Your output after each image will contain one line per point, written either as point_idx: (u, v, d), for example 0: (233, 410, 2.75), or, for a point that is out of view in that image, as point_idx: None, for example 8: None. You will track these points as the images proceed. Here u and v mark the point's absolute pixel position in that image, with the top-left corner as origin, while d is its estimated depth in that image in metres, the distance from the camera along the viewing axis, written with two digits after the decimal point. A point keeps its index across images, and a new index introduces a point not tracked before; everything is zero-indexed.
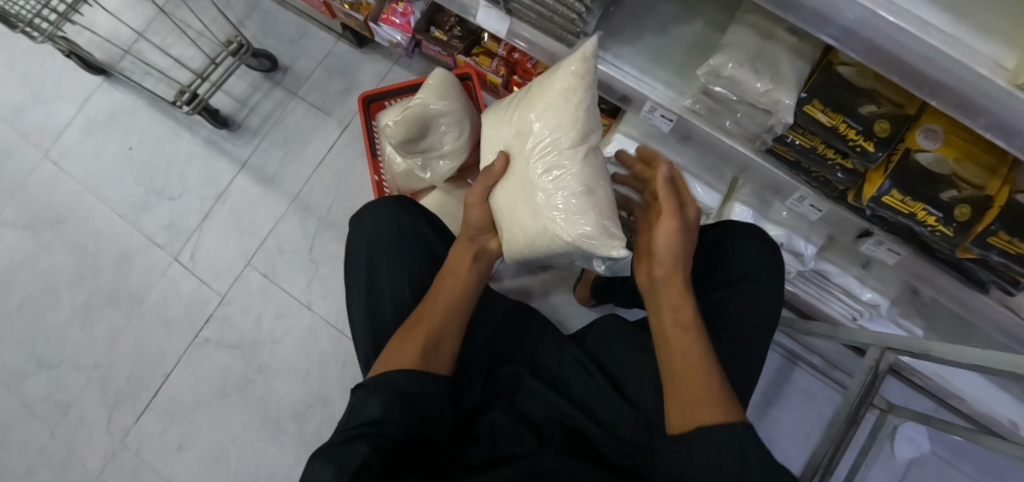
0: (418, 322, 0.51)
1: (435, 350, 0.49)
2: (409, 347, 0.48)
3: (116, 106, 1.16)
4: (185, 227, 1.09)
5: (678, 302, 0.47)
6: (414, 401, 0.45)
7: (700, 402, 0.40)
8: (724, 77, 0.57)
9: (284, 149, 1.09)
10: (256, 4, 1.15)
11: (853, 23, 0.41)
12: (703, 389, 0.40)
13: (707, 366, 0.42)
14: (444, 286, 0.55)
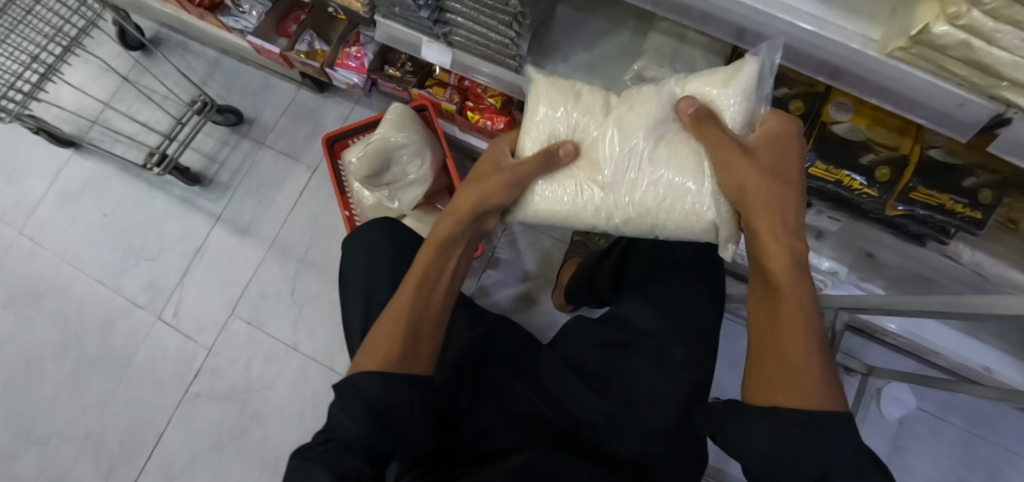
0: (408, 311, 0.48)
1: (421, 341, 0.47)
2: (385, 337, 0.46)
3: (88, 176, 1.18)
4: (166, 284, 1.10)
5: (782, 261, 0.39)
6: (393, 411, 0.42)
7: (791, 389, 0.36)
8: (646, 79, 0.60)
9: (258, 197, 1.12)
10: (217, 63, 1.21)
11: (755, 24, 0.46)
12: (783, 364, 0.37)
13: (804, 342, 0.37)
14: (429, 277, 0.50)
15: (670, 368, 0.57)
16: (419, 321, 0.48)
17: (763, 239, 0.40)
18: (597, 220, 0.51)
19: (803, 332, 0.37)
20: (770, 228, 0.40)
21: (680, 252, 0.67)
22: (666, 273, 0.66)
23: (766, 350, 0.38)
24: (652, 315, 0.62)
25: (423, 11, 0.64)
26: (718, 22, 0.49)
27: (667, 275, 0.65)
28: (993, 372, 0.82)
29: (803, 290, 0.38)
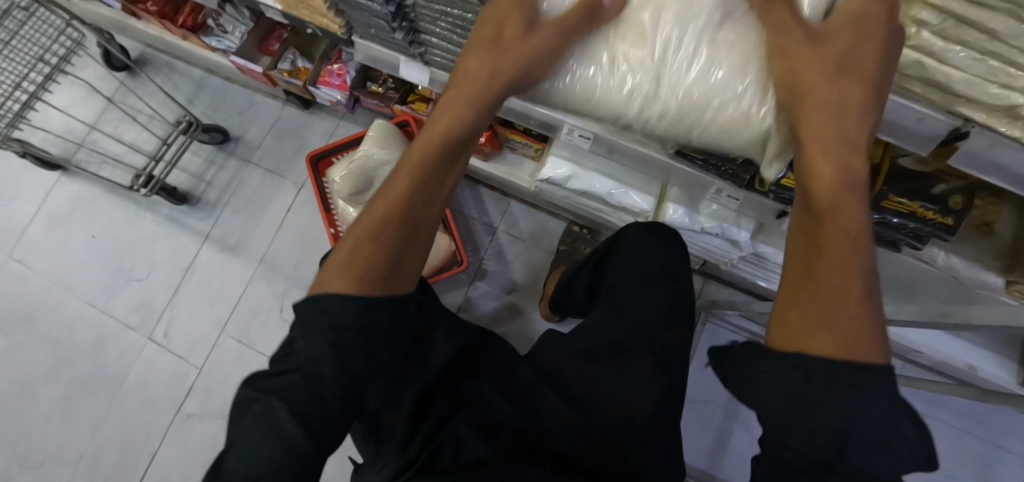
0: (381, 228, 0.36)
1: (396, 271, 0.36)
2: (357, 257, 0.35)
3: (77, 197, 1.18)
4: (156, 304, 1.11)
5: (840, 178, 0.30)
6: (366, 353, 0.34)
7: (831, 339, 0.27)
8: None
9: (245, 215, 1.13)
10: (203, 82, 1.22)
11: None
12: (830, 300, 0.28)
13: (848, 275, 0.28)
14: (412, 186, 0.37)
15: (637, 378, 0.57)
16: (394, 243, 0.36)
17: (812, 147, 0.31)
18: (623, 107, 0.39)
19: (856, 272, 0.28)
20: (839, 145, 0.30)
21: (648, 268, 0.69)
22: (633, 288, 0.67)
23: (809, 276, 0.29)
24: (621, 328, 0.63)
25: (398, 32, 0.65)
26: None
27: (634, 290, 0.67)
28: (977, 370, 0.82)
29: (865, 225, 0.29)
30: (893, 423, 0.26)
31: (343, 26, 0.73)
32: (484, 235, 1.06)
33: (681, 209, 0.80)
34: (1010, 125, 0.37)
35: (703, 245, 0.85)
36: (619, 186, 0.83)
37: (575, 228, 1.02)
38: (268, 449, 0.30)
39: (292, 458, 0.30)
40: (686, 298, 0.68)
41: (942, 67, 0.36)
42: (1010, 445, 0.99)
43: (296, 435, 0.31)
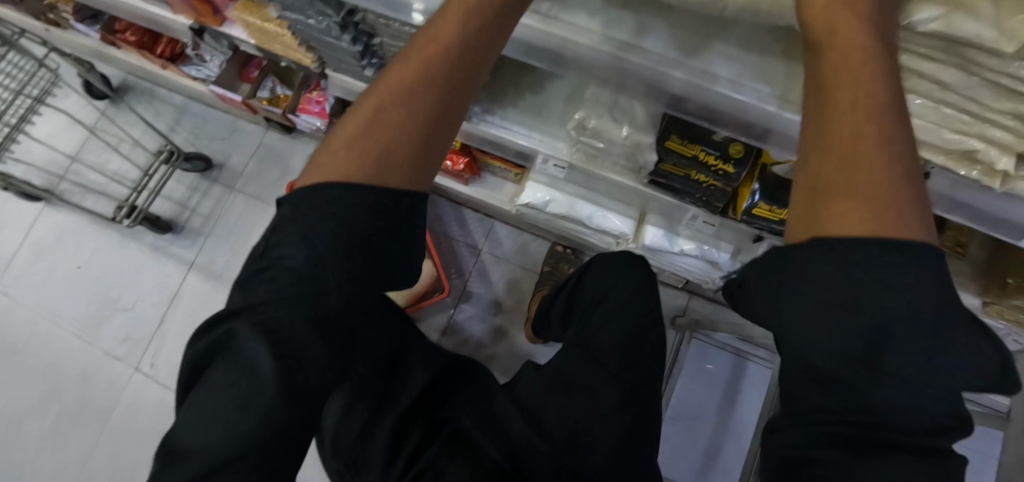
0: (378, 121, 0.35)
1: (402, 165, 0.35)
2: (355, 145, 0.35)
3: (61, 228, 1.18)
4: (143, 335, 1.11)
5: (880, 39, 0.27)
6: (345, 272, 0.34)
7: (865, 203, 0.24)
8: (588, 128, 0.61)
9: (230, 243, 1.14)
10: (185, 109, 1.22)
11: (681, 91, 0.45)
12: (860, 161, 0.25)
13: (874, 150, 0.25)
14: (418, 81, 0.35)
15: (603, 415, 0.56)
16: (399, 138, 0.35)
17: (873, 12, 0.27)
18: None
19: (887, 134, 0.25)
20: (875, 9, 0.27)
21: (615, 298, 0.69)
22: (599, 318, 0.67)
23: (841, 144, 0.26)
24: (581, 357, 0.62)
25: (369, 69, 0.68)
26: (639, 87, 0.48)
27: (599, 319, 0.67)
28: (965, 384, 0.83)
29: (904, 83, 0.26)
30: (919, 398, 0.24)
31: (315, 61, 0.74)
32: (468, 257, 1.08)
33: (660, 231, 0.80)
34: (965, 166, 0.38)
35: (686, 266, 0.85)
36: (598, 209, 0.83)
37: (558, 248, 1.03)
38: (243, 388, 0.32)
39: (261, 402, 0.32)
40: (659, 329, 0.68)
41: None
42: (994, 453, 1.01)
43: (269, 379, 0.32)
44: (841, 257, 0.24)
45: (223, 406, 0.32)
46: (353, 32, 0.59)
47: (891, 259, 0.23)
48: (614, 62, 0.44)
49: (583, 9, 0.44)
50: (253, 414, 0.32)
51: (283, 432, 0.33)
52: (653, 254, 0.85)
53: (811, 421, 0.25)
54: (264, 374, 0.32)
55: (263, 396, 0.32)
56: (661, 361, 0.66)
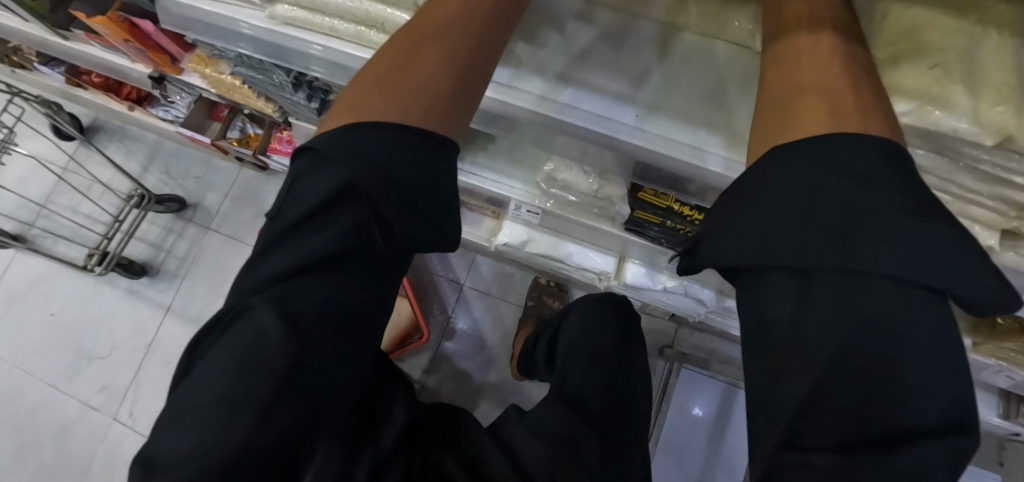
0: (400, 61, 0.34)
1: (432, 99, 0.34)
2: (380, 83, 0.34)
3: (33, 275, 1.15)
4: (121, 384, 1.08)
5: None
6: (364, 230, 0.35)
7: (829, 109, 0.26)
8: (558, 181, 0.58)
9: (207, 285, 1.12)
10: (156, 148, 1.20)
11: (647, 158, 0.42)
12: (818, 73, 0.27)
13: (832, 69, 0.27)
14: (442, 15, 0.35)
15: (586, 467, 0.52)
16: (432, 72, 0.34)
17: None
18: None
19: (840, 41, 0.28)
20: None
21: (598, 347, 0.66)
22: (579, 367, 0.63)
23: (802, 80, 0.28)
24: (560, 409, 0.57)
25: None
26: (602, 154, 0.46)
27: (579, 369, 0.63)
28: None
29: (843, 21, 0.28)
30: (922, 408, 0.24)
31: (275, 111, 0.73)
32: (449, 291, 1.09)
33: (642, 269, 0.78)
34: None
35: (670, 302, 0.83)
36: (576, 247, 0.80)
37: (540, 280, 1.05)
38: (233, 369, 0.33)
39: (256, 392, 0.33)
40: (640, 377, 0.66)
41: None
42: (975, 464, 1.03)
43: (276, 363, 0.34)
44: (802, 197, 0.26)
45: (221, 397, 0.33)
46: (308, 90, 0.57)
47: (868, 162, 0.25)
48: (576, 130, 0.41)
49: (540, 74, 0.41)
50: (253, 410, 0.33)
51: (284, 425, 0.35)
52: (636, 292, 0.83)
53: (809, 419, 0.27)
54: (275, 360, 0.34)
55: (265, 388, 0.33)
56: (643, 415, 0.63)
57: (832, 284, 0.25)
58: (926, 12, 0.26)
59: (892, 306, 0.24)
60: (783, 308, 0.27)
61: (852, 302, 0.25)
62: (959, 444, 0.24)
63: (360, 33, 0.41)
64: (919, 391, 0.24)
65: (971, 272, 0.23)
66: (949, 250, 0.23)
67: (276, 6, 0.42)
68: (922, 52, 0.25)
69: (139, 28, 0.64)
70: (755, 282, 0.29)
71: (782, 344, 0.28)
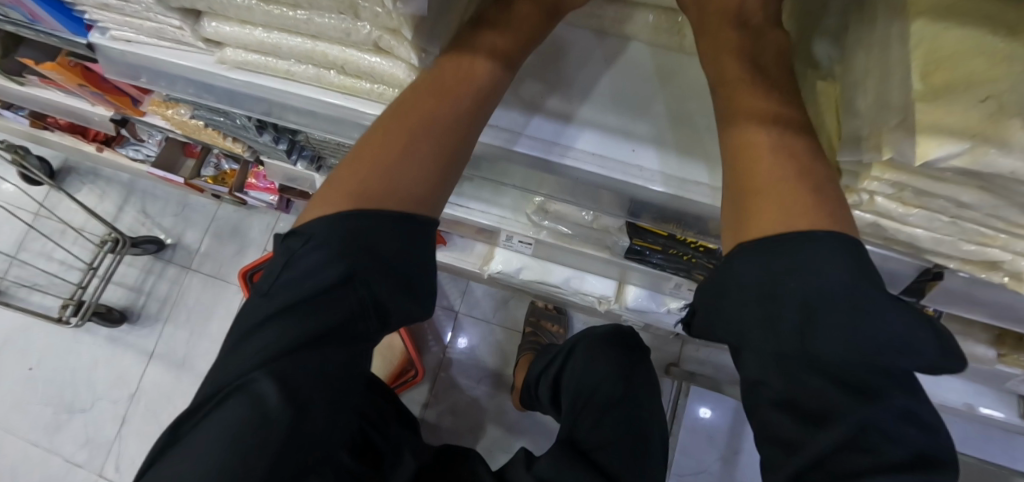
0: (385, 142, 0.33)
1: (428, 191, 0.34)
2: (372, 174, 0.33)
3: (7, 329, 1.10)
4: (104, 438, 1.03)
5: (745, 59, 0.33)
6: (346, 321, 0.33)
7: (773, 197, 0.29)
8: (549, 212, 0.56)
9: (190, 328, 1.08)
10: (131, 187, 1.15)
11: (646, 195, 0.37)
12: (769, 167, 0.29)
13: (780, 167, 0.29)
14: (439, 96, 0.33)
15: None
16: (422, 149, 0.33)
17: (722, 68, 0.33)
18: None
19: (786, 134, 0.30)
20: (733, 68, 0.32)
21: (608, 391, 0.62)
22: (589, 418, 0.59)
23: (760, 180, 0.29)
24: (580, 469, 0.53)
25: (299, 161, 0.62)
26: (595, 193, 0.42)
27: (590, 420, 0.59)
28: (977, 408, 0.81)
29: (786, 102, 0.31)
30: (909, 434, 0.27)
31: (247, 151, 0.70)
32: (444, 319, 1.04)
33: (642, 291, 0.74)
34: (991, 274, 0.32)
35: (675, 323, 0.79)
36: (575, 272, 0.76)
37: (538, 304, 1.02)
38: (217, 454, 0.30)
39: (247, 467, 0.30)
40: (649, 415, 0.62)
41: (905, 227, 0.30)
42: (990, 460, 1.00)
43: (274, 431, 0.31)
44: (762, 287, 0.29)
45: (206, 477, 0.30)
46: (273, 132, 0.54)
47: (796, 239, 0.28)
48: (566, 169, 0.36)
49: (524, 110, 0.37)
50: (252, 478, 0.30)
51: None
52: (639, 313, 0.79)
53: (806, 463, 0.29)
54: (273, 429, 0.31)
55: (261, 464, 0.31)
56: (660, 464, 0.59)
57: (795, 355, 0.28)
58: (967, 34, 0.21)
59: (849, 371, 0.27)
60: (760, 375, 0.30)
61: (815, 364, 0.28)
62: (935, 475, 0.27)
63: (319, 75, 0.36)
64: (887, 437, 0.27)
65: (907, 324, 0.26)
66: (901, 325, 0.26)
67: (224, 49, 0.37)
68: (969, 83, 0.21)
69: (93, 72, 0.59)
70: (736, 352, 0.32)
71: (767, 402, 0.31)
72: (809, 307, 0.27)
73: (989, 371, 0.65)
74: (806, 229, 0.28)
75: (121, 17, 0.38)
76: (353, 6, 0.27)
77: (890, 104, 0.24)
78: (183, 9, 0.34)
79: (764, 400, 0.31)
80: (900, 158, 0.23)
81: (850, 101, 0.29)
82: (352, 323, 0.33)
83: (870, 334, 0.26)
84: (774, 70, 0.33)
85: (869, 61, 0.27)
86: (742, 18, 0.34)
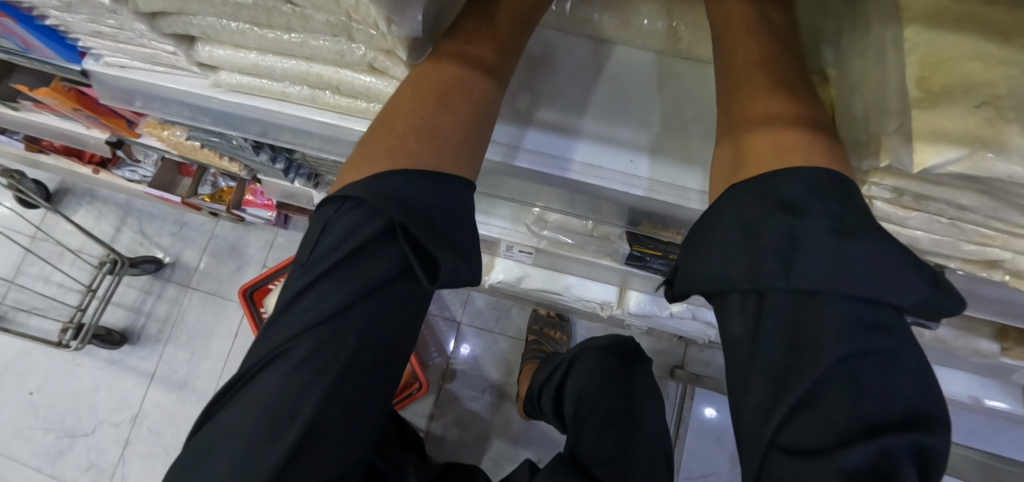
0: (394, 119, 0.32)
1: (454, 163, 0.34)
2: (390, 149, 0.32)
3: (7, 355, 1.09)
4: (107, 462, 1.02)
5: (758, 61, 0.32)
6: (364, 298, 0.33)
7: (774, 146, 0.30)
8: (549, 222, 0.55)
9: (190, 348, 1.07)
10: (127, 207, 1.15)
11: (643, 203, 0.37)
12: (768, 159, 0.30)
13: (778, 123, 0.30)
14: (446, 83, 0.34)
15: None
16: (433, 125, 0.33)
17: (730, 39, 0.34)
18: None
19: (797, 130, 0.29)
20: (739, 38, 0.34)
21: (607, 406, 0.61)
22: (591, 430, 0.59)
23: (760, 137, 0.30)
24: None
25: (297, 179, 0.62)
26: (588, 202, 0.42)
27: (591, 432, 0.59)
28: (982, 400, 0.81)
29: (787, 82, 0.31)
30: (909, 393, 0.27)
31: (244, 169, 0.70)
32: (446, 330, 1.04)
33: (644, 296, 0.74)
34: (991, 273, 0.32)
35: (680, 326, 0.78)
36: (576, 279, 0.76)
37: (541, 311, 1.02)
38: (254, 422, 0.32)
39: (279, 437, 0.32)
40: (654, 428, 0.61)
41: (905, 230, 0.30)
42: (999, 454, 1.00)
43: (313, 392, 0.33)
44: (749, 231, 0.29)
45: (244, 443, 0.32)
46: (270, 152, 0.54)
47: (798, 187, 0.28)
48: (563, 180, 0.36)
49: (522, 122, 0.37)
50: (294, 429, 0.32)
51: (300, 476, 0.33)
52: (642, 318, 0.78)
53: (790, 419, 0.28)
54: (315, 385, 0.33)
55: (290, 436, 0.32)
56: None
57: (788, 311, 0.28)
58: (962, 40, 0.21)
59: (849, 332, 0.26)
60: (745, 333, 0.30)
61: (803, 324, 0.27)
62: (932, 441, 0.26)
63: (313, 96, 0.36)
64: (874, 389, 0.26)
65: (908, 273, 0.27)
66: (903, 268, 0.26)
67: (218, 73, 0.37)
68: (966, 87, 0.21)
69: (87, 96, 0.59)
70: (721, 307, 0.32)
71: (750, 363, 0.30)
72: (790, 250, 0.28)
73: (993, 364, 0.65)
74: (797, 165, 0.28)
75: (115, 44, 0.38)
76: (346, 29, 0.27)
77: (887, 108, 0.24)
78: (176, 36, 0.34)
79: (747, 363, 0.30)
80: (898, 164, 0.23)
81: (846, 105, 0.29)
82: (392, 281, 0.34)
83: (863, 276, 0.26)
84: (790, 70, 0.32)
85: (865, 65, 0.27)
86: (742, 18, 0.34)
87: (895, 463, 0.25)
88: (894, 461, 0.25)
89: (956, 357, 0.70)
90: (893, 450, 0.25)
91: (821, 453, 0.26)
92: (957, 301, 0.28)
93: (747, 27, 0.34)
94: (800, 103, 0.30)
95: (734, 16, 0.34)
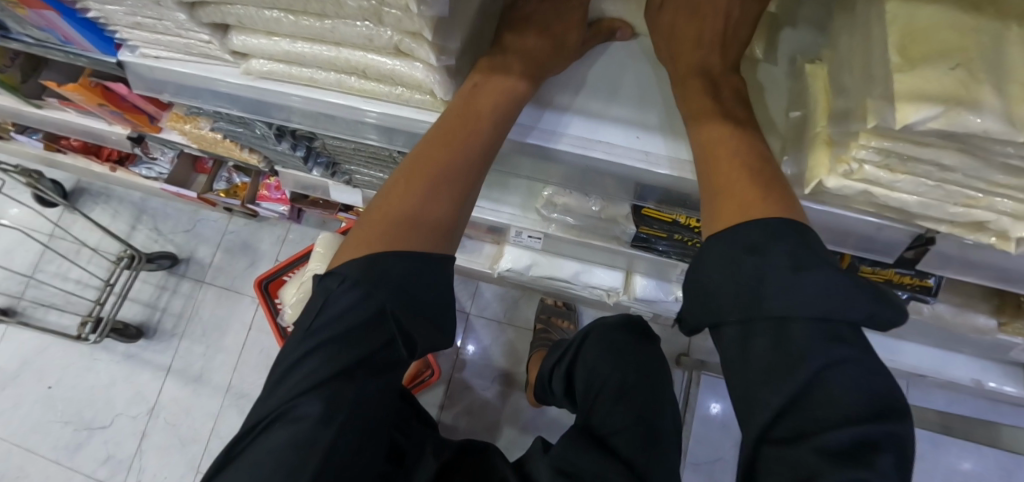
0: (403, 195, 0.39)
1: (452, 226, 0.41)
2: (399, 218, 0.39)
3: (26, 349, 1.11)
4: (124, 454, 1.04)
5: (700, 71, 0.36)
6: (368, 349, 0.38)
7: (736, 178, 0.33)
8: (558, 205, 0.57)
9: (205, 342, 1.10)
10: (143, 205, 1.18)
11: (656, 178, 0.39)
12: (737, 213, 0.33)
13: (735, 157, 0.34)
14: (466, 129, 0.38)
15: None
16: (435, 197, 0.40)
17: (680, 54, 0.37)
18: None
19: (749, 170, 0.33)
20: (688, 54, 0.37)
21: (618, 379, 0.64)
22: (608, 406, 0.61)
23: (723, 164, 0.34)
24: (592, 452, 0.54)
25: (315, 168, 0.65)
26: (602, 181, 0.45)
27: (608, 408, 0.61)
28: (984, 383, 0.82)
29: (727, 100, 0.36)
30: (883, 390, 0.29)
31: (261, 161, 0.73)
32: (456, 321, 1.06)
33: (648, 281, 0.76)
34: (979, 236, 0.34)
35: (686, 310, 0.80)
36: (583, 265, 0.78)
37: (548, 301, 1.05)
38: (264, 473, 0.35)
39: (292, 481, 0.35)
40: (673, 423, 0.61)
41: (893, 194, 0.32)
42: None
43: (322, 441, 0.36)
44: (729, 270, 0.33)
45: None
46: (291, 140, 0.56)
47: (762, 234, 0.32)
48: (580, 158, 0.38)
49: (540, 105, 0.40)
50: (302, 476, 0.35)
51: None
52: (646, 304, 0.81)
53: (784, 407, 0.30)
54: (319, 441, 0.36)
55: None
56: (676, 459, 0.58)
57: (763, 333, 0.31)
58: (936, 12, 0.24)
59: (818, 346, 0.29)
60: (734, 349, 0.33)
61: (781, 341, 0.30)
62: (899, 426, 0.28)
63: (341, 81, 0.39)
64: (854, 384, 0.29)
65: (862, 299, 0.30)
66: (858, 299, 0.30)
67: (250, 61, 0.40)
68: (942, 53, 0.23)
69: (113, 92, 0.61)
70: (716, 331, 0.35)
71: (741, 371, 0.33)
72: (759, 284, 0.31)
73: (991, 341, 0.67)
74: (762, 216, 0.32)
75: (152, 35, 0.40)
76: (377, 13, 0.29)
77: (873, 76, 0.26)
78: (213, 25, 0.36)
79: (737, 376, 0.33)
80: (883, 123, 0.25)
81: (837, 78, 0.31)
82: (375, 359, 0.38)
83: (820, 299, 0.30)
84: (728, 89, 0.36)
85: (852, 43, 0.29)
86: (690, 28, 0.37)
87: (874, 445, 0.27)
88: (871, 440, 0.27)
89: (956, 336, 0.72)
90: (873, 434, 0.27)
91: (805, 435, 0.29)
92: (903, 315, 0.31)
93: (698, 34, 0.37)
94: (748, 138, 0.35)
95: (683, 27, 0.37)
